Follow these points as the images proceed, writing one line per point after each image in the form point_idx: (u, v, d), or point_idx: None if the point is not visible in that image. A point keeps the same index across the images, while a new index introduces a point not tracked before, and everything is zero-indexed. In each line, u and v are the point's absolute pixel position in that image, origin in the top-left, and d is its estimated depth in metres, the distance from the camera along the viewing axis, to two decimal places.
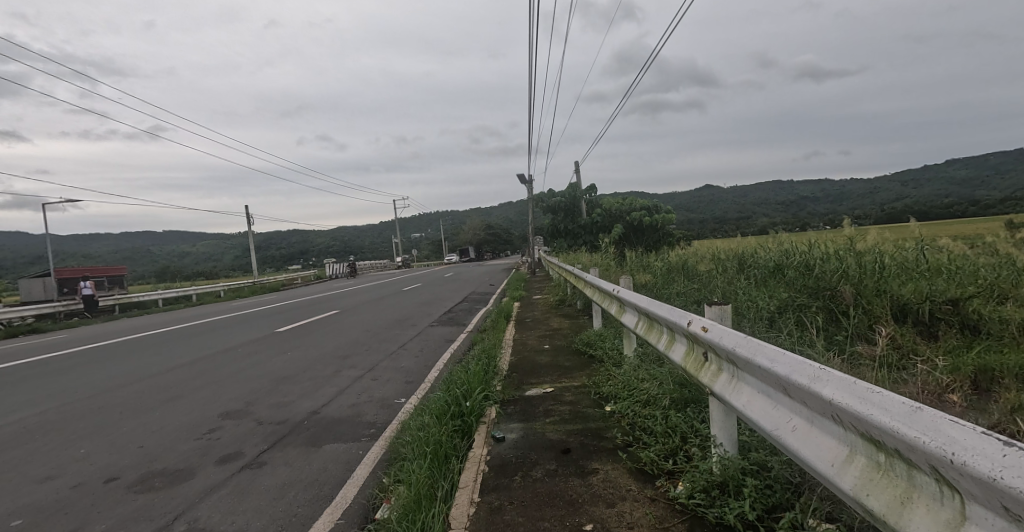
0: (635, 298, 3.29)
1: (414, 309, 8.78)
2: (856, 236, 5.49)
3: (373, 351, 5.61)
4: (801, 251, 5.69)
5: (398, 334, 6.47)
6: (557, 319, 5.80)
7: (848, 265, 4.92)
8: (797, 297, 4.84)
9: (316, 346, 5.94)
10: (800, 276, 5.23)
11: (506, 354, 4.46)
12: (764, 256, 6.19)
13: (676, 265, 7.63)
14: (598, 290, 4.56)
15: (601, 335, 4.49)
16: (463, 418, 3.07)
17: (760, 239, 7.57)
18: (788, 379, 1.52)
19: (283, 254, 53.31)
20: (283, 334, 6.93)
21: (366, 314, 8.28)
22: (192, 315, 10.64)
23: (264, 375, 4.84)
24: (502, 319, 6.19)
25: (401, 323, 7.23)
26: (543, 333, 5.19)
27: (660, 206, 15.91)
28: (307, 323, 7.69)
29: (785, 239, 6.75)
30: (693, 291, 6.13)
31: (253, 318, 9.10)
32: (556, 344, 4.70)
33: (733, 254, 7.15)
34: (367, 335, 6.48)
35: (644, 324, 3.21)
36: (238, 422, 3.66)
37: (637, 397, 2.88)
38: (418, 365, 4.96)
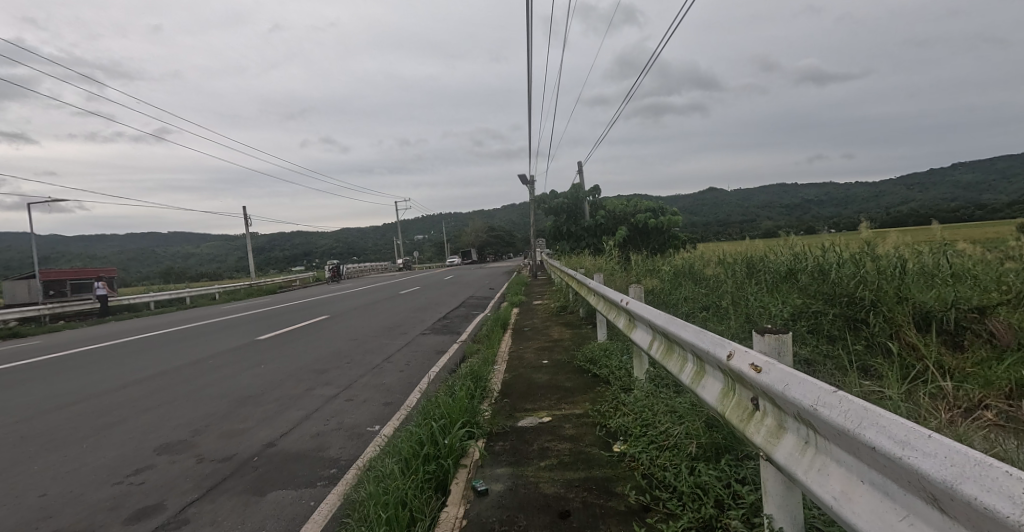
0: (656, 315, 2.93)
1: (408, 315, 8.52)
2: (873, 240, 5.24)
3: (352, 366, 5.35)
4: (814, 256, 5.44)
5: (383, 344, 6.21)
6: (558, 328, 5.54)
7: (866, 271, 4.67)
8: (812, 303, 4.59)
9: (292, 360, 5.68)
10: (814, 282, 4.98)
11: (500, 373, 4.20)
12: (776, 259, 5.93)
13: (682, 270, 7.36)
14: (605, 300, 4.27)
15: (604, 349, 4.25)
16: (439, 462, 2.72)
17: (771, 243, 7.29)
18: (950, 489, 0.88)
19: (285, 255, 53.20)
20: (261, 344, 6.69)
21: (353, 321, 8.01)
22: (180, 319, 10.40)
23: (226, 395, 4.59)
24: (499, 327, 5.93)
25: (390, 332, 6.97)
26: (541, 345, 4.93)
27: (665, 208, 15.64)
28: (289, 332, 7.43)
29: (798, 241, 6.48)
30: (700, 297, 5.89)
31: (236, 324, 8.83)
32: (553, 359, 4.44)
33: (741, 259, 6.87)
34: (347, 346, 6.23)
35: (660, 345, 2.95)
36: (174, 460, 3.35)
37: (654, 440, 2.60)
38: (399, 384, 4.70)
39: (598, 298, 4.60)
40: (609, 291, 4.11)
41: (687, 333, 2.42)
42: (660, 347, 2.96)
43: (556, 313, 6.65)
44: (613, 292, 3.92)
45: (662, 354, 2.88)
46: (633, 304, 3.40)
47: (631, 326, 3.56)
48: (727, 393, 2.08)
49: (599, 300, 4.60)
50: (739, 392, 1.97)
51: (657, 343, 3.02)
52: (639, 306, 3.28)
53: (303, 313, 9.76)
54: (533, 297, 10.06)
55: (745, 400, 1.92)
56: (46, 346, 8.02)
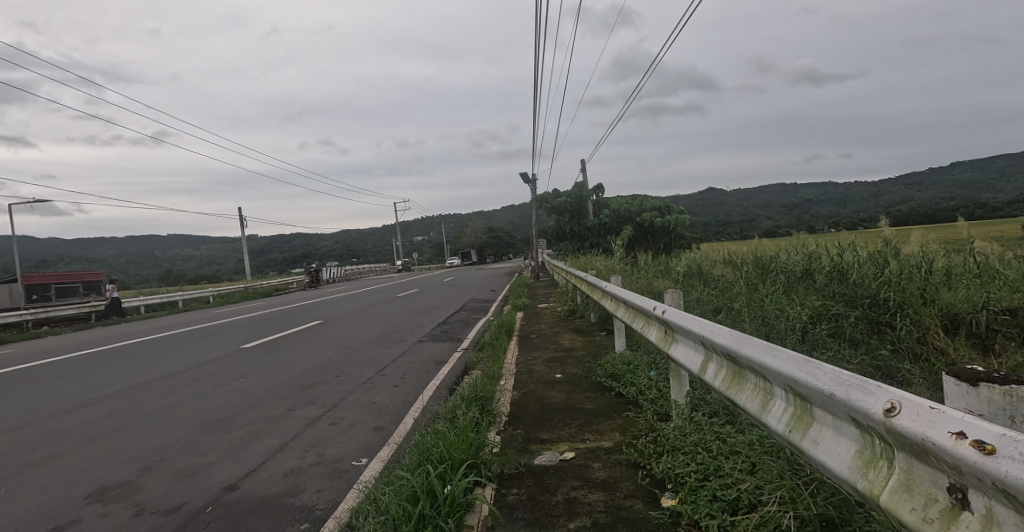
0: (722, 335, 2.17)
1: (403, 321, 8.20)
2: (896, 238, 5.02)
3: (339, 383, 5.01)
4: (831, 255, 5.23)
5: (374, 356, 5.89)
6: (568, 335, 5.29)
7: (887, 271, 4.47)
8: (832, 305, 4.39)
9: (277, 373, 5.42)
10: (833, 282, 4.76)
11: (508, 392, 3.86)
12: (791, 259, 5.70)
13: (693, 271, 7.10)
14: (635, 311, 3.60)
15: (620, 360, 3.98)
16: (437, 519, 2.22)
17: (786, 242, 7.03)
18: None
19: (285, 257, 52.94)
20: (246, 353, 6.45)
21: (345, 328, 7.69)
22: (167, 324, 10.08)
23: (195, 419, 4.22)
24: (504, 335, 5.65)
25: (383, 341, 6.65)
26: (551, 356, 4.64)
27: (671, 206, 15.42)
28: (273, 340, 7.11)
29: (817, 240, 6.24)
30: (713, 299, 5.68)
31: (219, 330, 8.51)
32: (566, 373, 4.15)
33: (756, 258, 6.60)
34: (333, 358, 5.91)
35: (724, 373, 2.23)
36: (111, 510, 2.85)
37: (725, 502, 2.00)
38: (392, 404, 4.37)
39: (621, 305, 4.01)
40: (637, 299, 3.46)
41: (785, 366, 1.62)
42: (731, 379, 2.17)
43: (564, 319, 6.37)
44: (635, 298, 3.48)
45: (735, 390, 2.08)
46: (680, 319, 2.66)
47: (680, 347, 2.79)
48: (874, 462, 1.23)
49: (622, 308, 4.01)
50: (903, 466, 1.13)
51: (726, 373, 2.21)
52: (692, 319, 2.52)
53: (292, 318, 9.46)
54: (537, 301, 9.77)
55: (923, 483, 1.07)
56: (23, 356, 7.68)
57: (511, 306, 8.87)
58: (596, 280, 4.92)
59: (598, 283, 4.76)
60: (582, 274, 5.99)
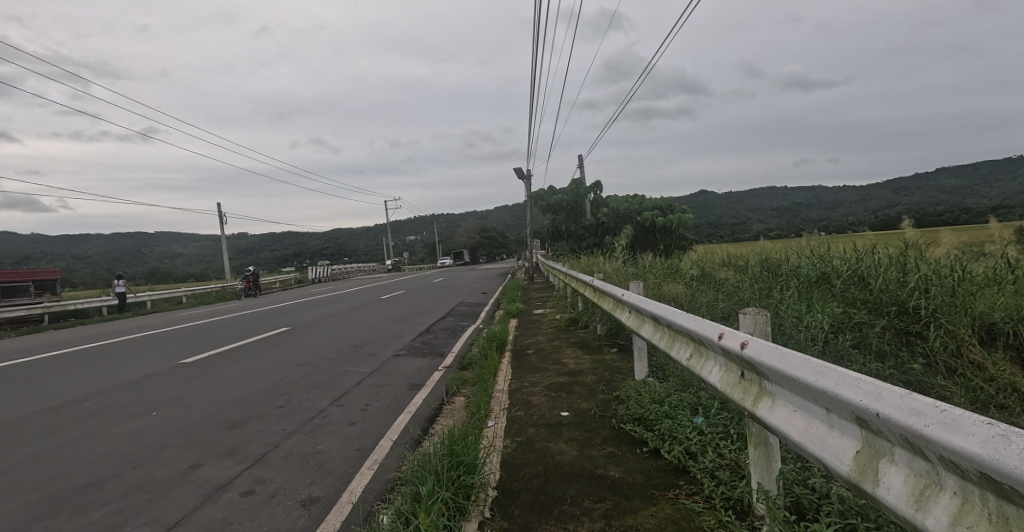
0: (992, 442, 0.88)
1: (378, 332, 7.44)
2: (925, 240, 4.63)
3: (275, 421, 4.00)
4: (850, 258, 4.86)
5: (329, 384, 4.94)
6: (570, 350, 4.81)
7: (915, 274, 4.08)
8: (854, 313, 4.03)
9: (210, 400, 4.53)
10: (854, 288, 4.38)
11: (495, 449, 2.92)
12: (805, 261, 5.33)
13: (701, 274, 6.64)
14: (690, 340, 2.53)
15: (648, 396, 3.15)
16: None
17: (801, 242, 6.63)
18: None
19: (273, 254, 52.10)
20: (184, 372, 5.56)
21: (304, 344, 6.74)
22: (113, 331, 9.09)
23: (68, 474, 3.20)
24: (495, 352, 5.16)
25: (346, 362, 5.75)
26: (553, 380, 4.01)
27: (673, 205, 15.03)
28: (214, 359, 6.10)
29: (833, 242, 5.88)
30: (722, 302, 5.29)
31: (160, 342, 7.48)
32: (574, 409, 3.35)
33: (766, 261, 6.20)
34: (279, 384, 4.97)
35: (968, 514, 0.94)
36: None
37: None
38: (339, 457, 3.31)
39: (662, 330, 3.00)
40: (698, 322, 2.35)
41: None
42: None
43: (565, 331, 5.84)
44: (681, 315, 2.55)
45: None
46: (819, 375, 1.41)
47: (808, 420, 1.53)
48: None
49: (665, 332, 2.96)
50: None
51: (1001, 527, 0.88)
52: (856, 379, 1.27)
53: (250, 328, 8.49)
54: (533, 306, 9.24)
55: None
56: None
57: (505, 312, 8.42)
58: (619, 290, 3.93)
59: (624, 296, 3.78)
60: (591, 278, 5.09)
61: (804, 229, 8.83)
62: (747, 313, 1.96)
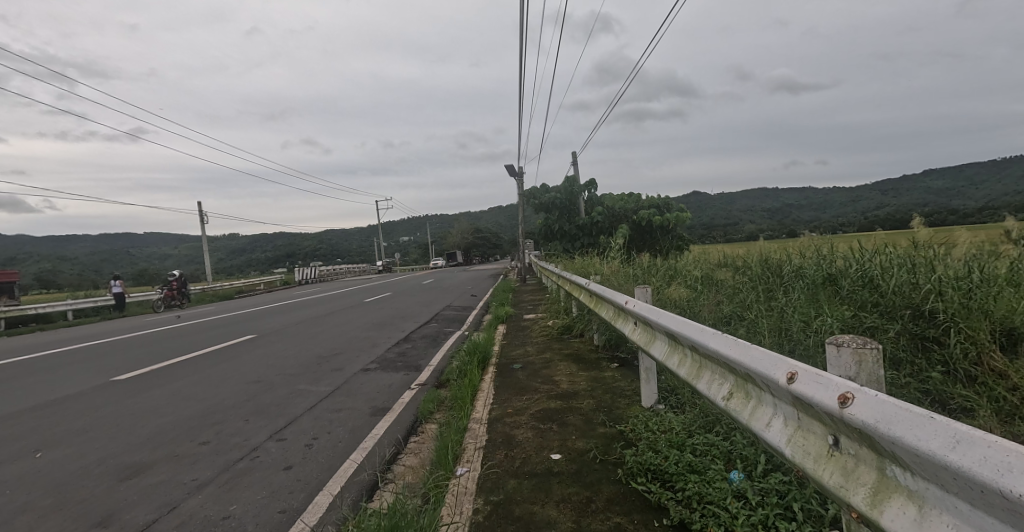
0: None
1: (351, 342, 7.10)
2: (936, 240, 4.43)
3: (190, 465, 3.38)
4: (855, 257, 4.63)
5: (275, 410, 4.37)
6: (563, 364, 4.53)
7: (928, 276, 3.82)
8: (864, 317, 3.74)
9: (130, 430, 3.99)
10: (862, 289, 4.11)
11: (460, 508, 2.43)
12: (811, 262, 5.07)
13: (700, 276, 6.33)
14: (752, 383, 1.89)
15: (662, 440, 2.70)
16: None
17: (804, 241, 6.38)
18: None
19: (262, 255, 51.40)
20: (120, 391, 5.06)
21: (260, 359, 6.19)
22: (65, 339, 8.54)
23: None
24: (475, 366, 4.82)
25: (303, 380, 5.22)
26: (547, 407, 3.57)
27: (671, 203, 14.74)
28: (153, 377, 5.52)
29: (837, 242, 5.65)
30: (721, 305, 5.04)
31: (103, 354, 6.94)
32: (567, 451, 2.88)
33: (769, 261, 5.93)
34: (214, 410, 4.38)
35: None
36: None
37: None
38: (254, 512, 2.78)
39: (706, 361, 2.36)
40: (768, 361, 1.72)
41: None
42: None
43: (558, 341, 5.53)
44: (725, 342, 2.06)
45: None
46: None
47: None
48: None
49: (711, 365, 2.32)
50: None
51: None
52: None
53: (212, 336, 7.97)
54: (524, 311, 8.89)
55: None
56: None
57: (495, 317, 8.14)
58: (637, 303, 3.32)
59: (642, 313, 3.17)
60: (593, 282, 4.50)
61: (807, 227, 8.57)
62: (842, 346, 1.42)
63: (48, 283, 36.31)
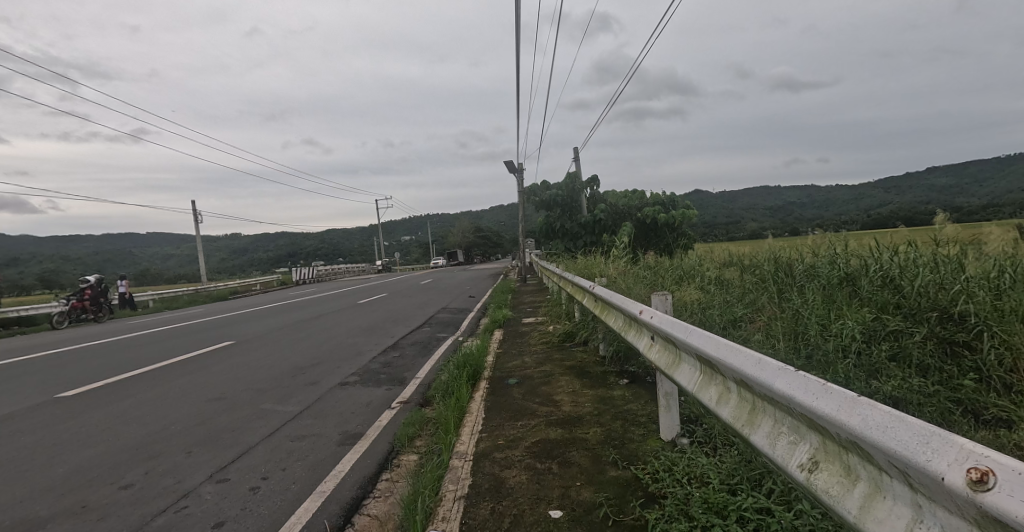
0: None
1: (336, 350, 6.78)
2: (960, 238, 4.17)
3: (99, 520, 2.85)
4: (872, 257, 4.37)
5: (225, 439, 3.92)
6: (564, 378, 4.22)
7: (955, 277, 3.57)
8: (887, 319, 3.47)
9: (46, 471, 3.46)
10: (882, 291, 3.85)
11: None
12: (824, 261, 4.85)
13: (707, 276, 6.08)
14: (863, 459, 1.13)
15: (696, 500, 2.12)
16: None
17: (818, 239, 6.14)
18: None
19: (262, 255, 51.29)
20: (60, 414, 4.58)
21: (229, 373, 5.79)
22: (34, 348, 8.19)
23: None
24: (466, 381, 4.48)
25: (269, 400, 4.82)
26: (545, 438, 3.09)
27: (677, 200, 14.46)
28: (104, 395, 5.10)
29: (852, 240, 5.39)
30: (730, 307, 4.78)
31: (67, 365, 6.58)
32: (572, 507, 2.33)
33: (781, 260, 5.68)
34: (156, 439, 3.92)
35: None
36: None
37: None
38: None
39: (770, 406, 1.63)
40: (907, 432, 0.97)
41: None
42: None
43: (558, 350, 5.25)
44: (805, 384, 1.37)
45: None
46: None
47: None
48: None
49: (778, 412, 1.58)
50: None
51: None
52: None
53: (186, 345, 7.59)
54: (522, 314, 8.63)
55: None
56: None
57: (493, 321, 7.86)
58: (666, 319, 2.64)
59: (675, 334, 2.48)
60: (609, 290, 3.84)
61: (817, 224, 8.31)
62: None
63: (47, 283, 36.23)
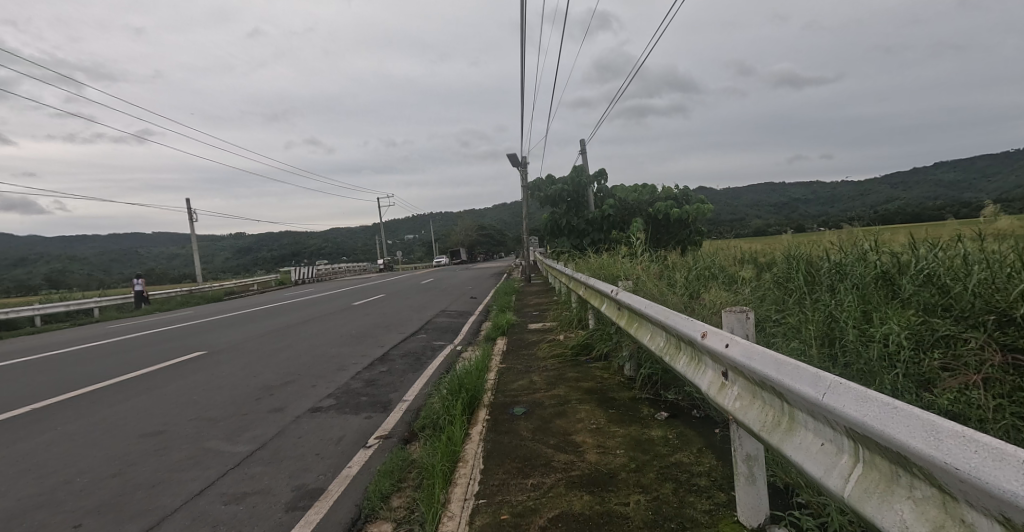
0: None
1: (320, 366, 6.32)
2: (1007, 234, 3.82)
3: None
4: (911, 256, 4.02)
5: (137, 502, 3.19)
6: (581, 406, 3.70)
7: (1010, 275, 3.21)
8: (936, 323, 3.10)
9: None
10: (926, 290, 3.50)
11: None
12: (852, 258, 4.51)
13: (724, 276, 5.71)
14: None
15: None
16: None
17: (842, 235, 5.77)
18: None
19: (265, 254, 51.19)
20: None
21: (180, 399, 5.16)
22: None
23: None
24: (464, 414, 3.89)
25: (215, 437, 4.19)
26: (566, 512, 2.37)
27: (690, 195, 14.03)
28: (18, 430, 4.47)
29: (883, 236, 5.02)
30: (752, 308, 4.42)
31: (13, 383, 6.09)
32: None
33: (803, 256, 5.32)
34: (50, 502, 3.22)
35: None
36: None
37: None
38: None
39: None
40: None
41: None
42: None
43: (571, 365, 4.87)
44: None
45: None
46: None
47: None
48: None
49: None
50: None
51: None
52: None
53: (147, 359, 7.02)
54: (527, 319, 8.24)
55: None
56: None
57: (496, 327, 7.51)
58: (770, 356, 1.57)
59: (797, 386, 1.39)
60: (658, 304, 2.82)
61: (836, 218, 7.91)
62: None
63: (49, 282, 36.21)
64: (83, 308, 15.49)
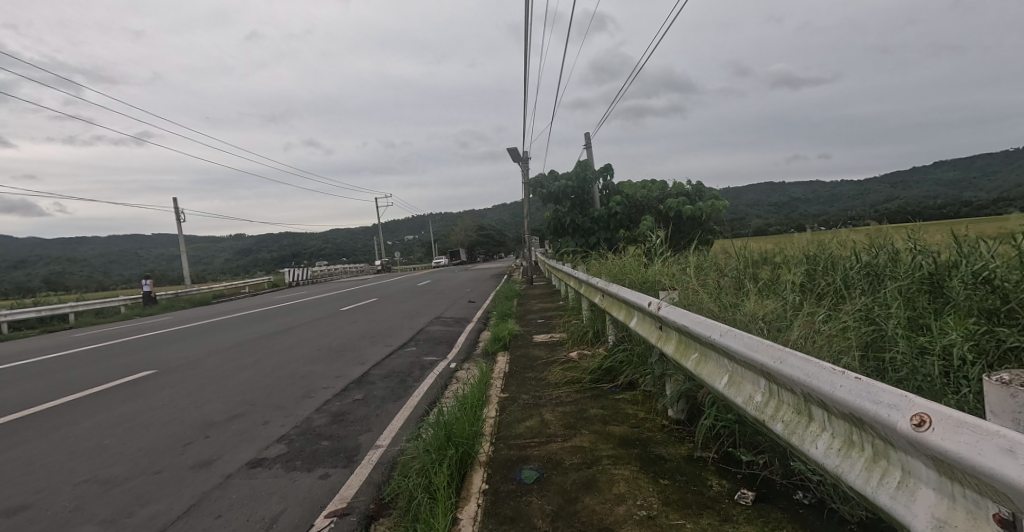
0: None
1: (281, 400, 5.67)
2: None
3: None
4: (955, 256, 3.64)
5: None
6: (618, 474, 2.92)
7: None
8: (1004, 333, 2.71)
9: None
10: (982, 294, 3.10)
11: None
12: (886, 259, 4.13)
13: (742, 278, 5.26)
14: None
15: None
16: None
17: (870, 232, 5.36)
18: None
19: (262, 255, 50.82)
20: None
21: (90, 450, 4.44)
22: None
23: None
24: (454, 488, 3.15)
25: (100, 514, 3.39)
26: None
27: (702, 191, 13.61)
28: None
29: (918, 233, 4.59)
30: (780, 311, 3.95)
31: None
32: None
33: (829, 256, 4.92)
34: None
35: None
36: None
37: None
38: None
39: None
40: None
41: None
42: None
43: (592, 397, 4.38)
44: None
45: None
46: None
47: None
48: None
49: None
50: None
51: None
52: None
53: (79, 385, 6.37)
54: (531, 328, 7.78)
55: None
56: None
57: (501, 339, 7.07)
58: None
59: None
60: (772, 343, 1.88)
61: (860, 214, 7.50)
62: None
63: (44, 282, 35.83)
64: (64, 311, 15.01)
